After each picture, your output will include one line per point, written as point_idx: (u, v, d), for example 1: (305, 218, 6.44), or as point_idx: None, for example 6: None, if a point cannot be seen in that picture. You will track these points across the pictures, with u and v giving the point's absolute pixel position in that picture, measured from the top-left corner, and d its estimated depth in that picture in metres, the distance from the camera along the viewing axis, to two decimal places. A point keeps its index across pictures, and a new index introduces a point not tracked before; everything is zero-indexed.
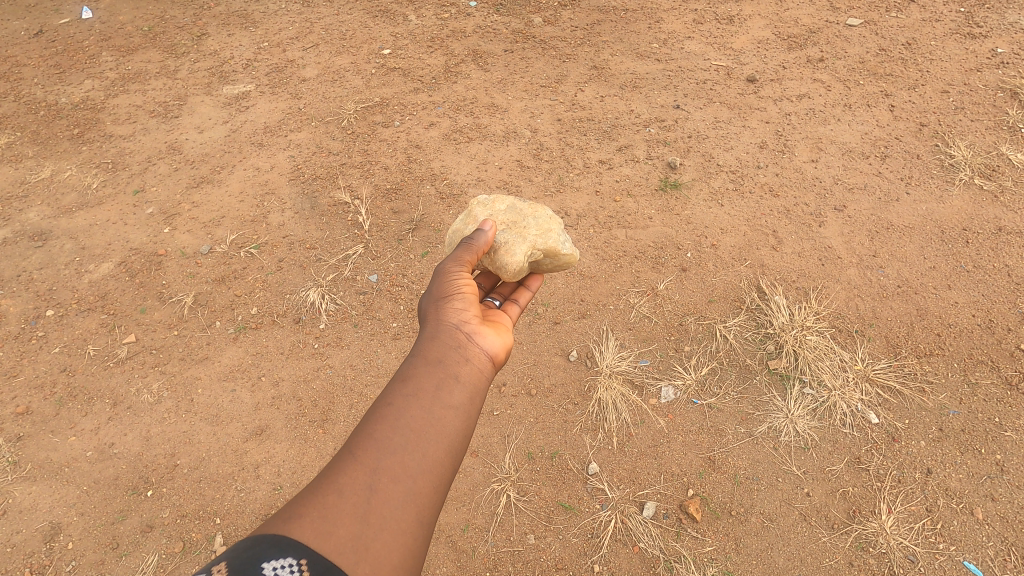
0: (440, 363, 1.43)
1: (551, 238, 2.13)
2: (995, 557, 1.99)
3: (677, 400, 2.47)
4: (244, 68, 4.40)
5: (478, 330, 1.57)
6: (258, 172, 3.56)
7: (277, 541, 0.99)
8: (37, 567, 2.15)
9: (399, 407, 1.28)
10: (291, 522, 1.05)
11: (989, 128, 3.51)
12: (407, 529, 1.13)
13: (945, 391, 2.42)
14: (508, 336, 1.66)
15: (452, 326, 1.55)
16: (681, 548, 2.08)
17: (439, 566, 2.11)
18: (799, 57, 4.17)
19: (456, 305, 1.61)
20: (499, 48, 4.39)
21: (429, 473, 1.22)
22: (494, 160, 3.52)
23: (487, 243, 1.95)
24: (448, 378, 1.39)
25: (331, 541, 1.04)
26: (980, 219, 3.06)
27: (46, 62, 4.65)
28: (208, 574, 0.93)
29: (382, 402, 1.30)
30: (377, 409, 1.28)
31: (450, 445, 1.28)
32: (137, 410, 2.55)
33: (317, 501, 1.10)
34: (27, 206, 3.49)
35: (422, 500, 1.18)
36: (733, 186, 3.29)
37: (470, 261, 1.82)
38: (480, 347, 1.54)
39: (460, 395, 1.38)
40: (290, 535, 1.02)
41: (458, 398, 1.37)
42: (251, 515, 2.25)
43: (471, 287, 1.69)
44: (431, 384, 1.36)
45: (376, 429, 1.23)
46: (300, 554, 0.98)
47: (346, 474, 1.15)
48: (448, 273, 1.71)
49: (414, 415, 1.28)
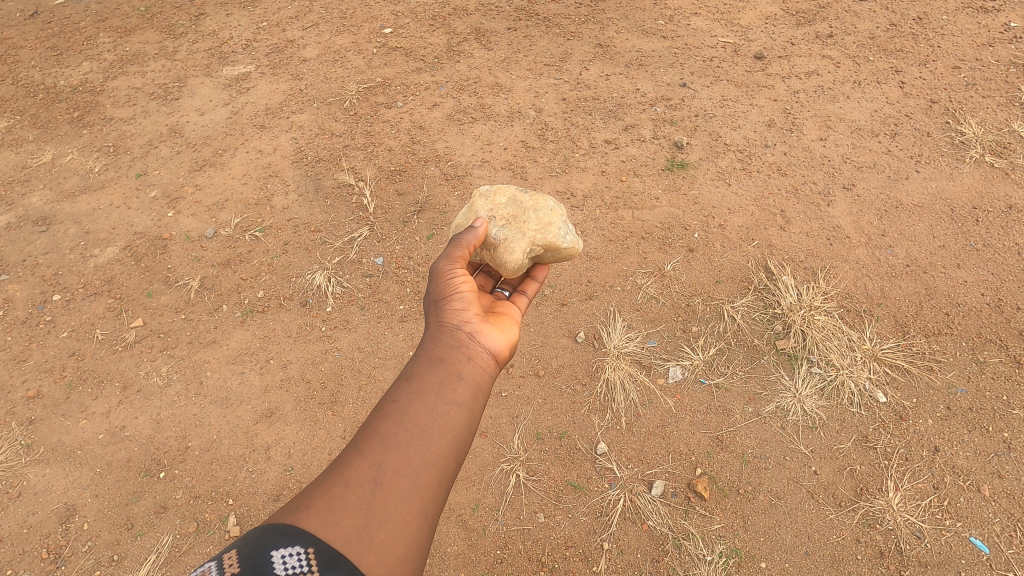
0: (443, 361, 1.43)
1: (551, 233, 2.10)
2: (1001, 533, 2.01)
3: (685, 380, 2.47)
4: (244, 48, 4.34)
5: (480, 328, 1.57)
6: (261, 154, 3.53)
7: (285, 531, 1.00)
8: (54, 547, 2.18)
9: (403, 403, 1.29)
10: (298, 513, 1.06)
11: (1001, 105, 3.46)
12: (412, 520, 1.13)
13: (953, 369, 2.42)
14: (512, 332, 1.65)
15: (454, 326, 1.55)
16: (689, 526, 2.10)
17: (450, 544, 2.13)
18: (807, 32, 4.10)
19: (456, 305, 1.60)
20: (502, 27, 4.32)
21: (434, 467, 1.22)
22: (498, 141, 3.48)
23: (479, 239, 1.91)
24: (451, 375, 1.39)
25: (337, 531, 1.04)
26: (990, 197, 3.03)
27: (43, 44, 4.58)
28: (219, 562, 0.94)
29: (387, 400, 1.31)
30: (381, 406, 1.29)
31: (453, 441, 1.28)
32: (147, 393, 2.57)
33: (325, 493, 1.10)
34: (29, 190, 3.47)
35: (427, 491, 1.18)
36: (741, 166, 3.26)
37: (463, 257, 1.79)
38: (482, 345, 1.53)
39: (464, 392, 1.38)
40: (297, 525, 1.03)
41: (461, 394, 1.37)
42: (263, 496, 2.28)
43: (471, 285, 1.68)
44: (434, 382, 1.36)
45: (381, 425, 1.24)
46: (308, 542, 0.99)
47: (352, 468, 1.15)
48: (444, 272, 1.69)
49: (418, 411, 1.28)
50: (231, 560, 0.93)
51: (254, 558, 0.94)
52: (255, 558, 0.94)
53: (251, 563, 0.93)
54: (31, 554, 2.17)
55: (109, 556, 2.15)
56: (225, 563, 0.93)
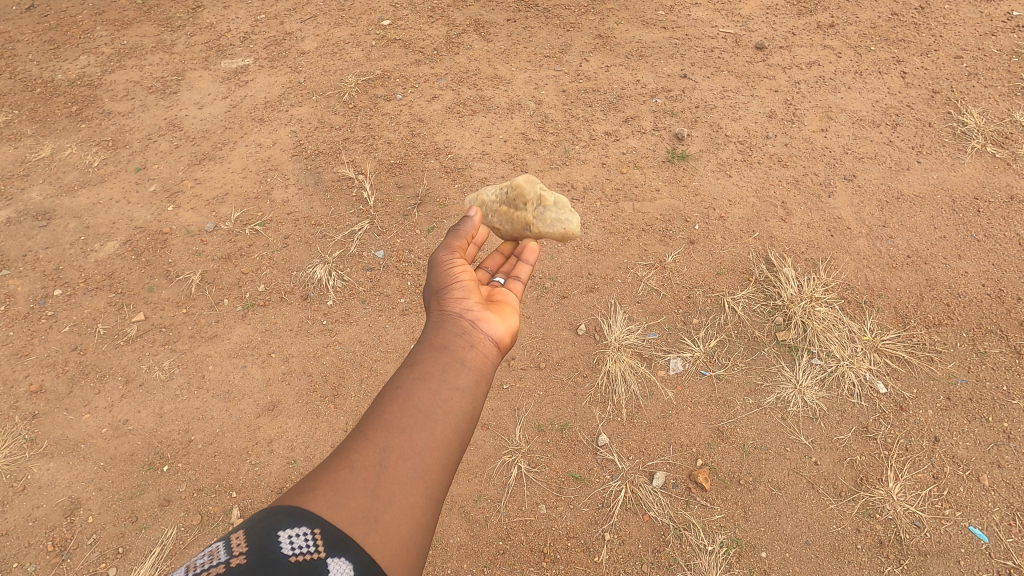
0: (446, 348, 1.43)
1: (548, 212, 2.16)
2: (1000, 522, 2.03)
3: (686, 371, 2.48)
4: (242, 41, 4.32)
5: (482, 316, 1.57)
6: (260, 147, 3.52)
7: (291, 512, 1.00)
8: (59, 540, 2.19)
9: (407, 389, 1.29)
10: (303, 495, 1.06)
11: (1003, 94, 3.44)
12: (417, 503, 1.14)
13: (953, 360, 2.43)
14: (514, 320, 1.65)
15: (456, 314, 1.55)
16: (691, 516, 2.11)
17: (452, 536, 2.14)
18: (809, 23, 4.07)
19: (457, 293, 1.60)
20: (501, 18, 4.30)
21: (438, 451, 1.22)
22: (498, 133, 3.47)
23: (474, 227, 1.90)
24: (454, 362, 1.40)
25: (342, 512, 1.04)
26: (991, 187, 3.02)
27: (40, 38, 4.56)
28: (227, 542, 0.94)
29: (390, 386, 1.31)
30: (385, 393, 1.29)
31: (456, 425, 1.28)
32: (150, 387, 2.58)
33: (330, 476, 1.11)
34: (29, 184, 3.46)
35: (432, 475, 1.19)
36: (741, 157, 3.25)
37: (462, 247, 1.79)
38: (484, 332, 1.53)
39: (466, 377, 1.38)
40: (303, 506, 1.03)
41: (464, 381, 1.37)
42: (266, 488, 2.29)
43: (471, 275, 1.68)
44: (436, 367, 1.36)
45: (385, 410, 1.24)
46: (313, 524, 0.99)
47: (357, 451, 1.16)
48: (444, 264, 1.71)
49: (422, 398, 1.28)
50: (239, 541, 0.94)
51: (261, 539, 0.94)
52: (263, 538, 0.94)
53: (258, 543, 0.93)
54: (36, 547, 2.18)
55: (114, 548, 2.16)
56: (233, 543, 0.93)
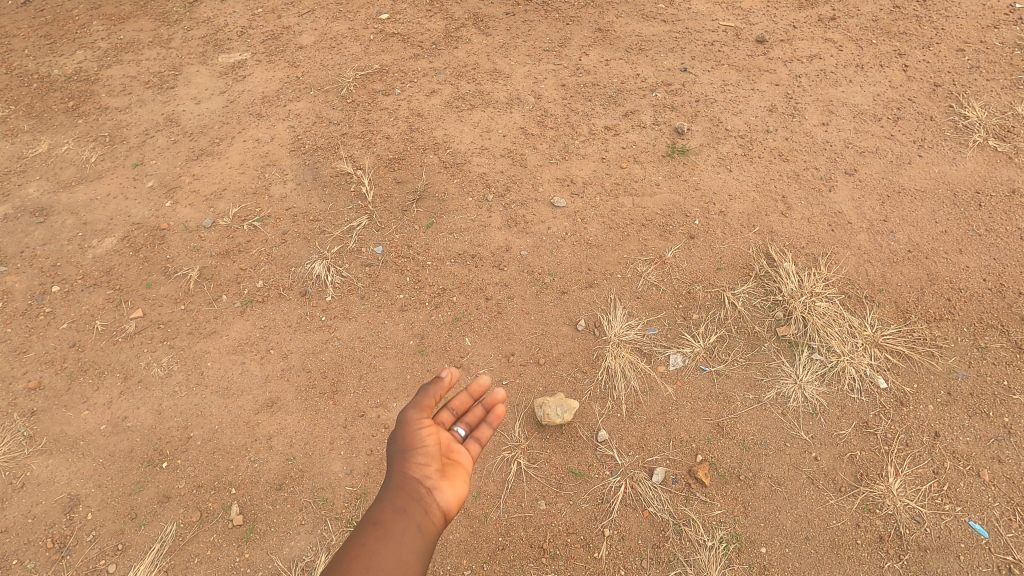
0: (406, 512, 1.43)
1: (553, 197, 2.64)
2: (1001, 517, 2.02)
3: (686, 367, 2.47)
4: (239, 35, 4.29)
5: (442, 485, 1.55)
6: (258, 143, 3.50)
7: None
8: (58, 537, 2.19)
9: (370, 550, 1.31)
10: None
11: (1005, 88, 3.42)
12: None
13: (954, 355, 2.42)
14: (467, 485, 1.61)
15: (416, 478, 1.53)
16: (690, 512, 2.11)
17: (452, 531, 2.14)
18: (810, 15, 4.05)
19: (420, 458, 1.57)
20: (500, 12, 4.27)
21: None
22: (498, 128, 3.45)
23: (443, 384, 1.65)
24: (415, 530, 1.41)
25: None
26: (993, 181, 3.00)
27: (36, 33, 4.53)
28: None
29: (353, 544, 1.32)
30: (347, 549, 1.31)
31: None
32: (148, 383, 2.57)
33: None
34: (26, 180, 3.44)
35: None
36: (742, 151, 3.23)
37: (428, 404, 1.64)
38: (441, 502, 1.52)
39: (424, 546, 1.39)
40: None
41: (422, 550, 1.38)
42: (265, 484, 2.28)
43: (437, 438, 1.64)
44: (398, 530, 1.38)
45: (350, 567, 1.26)
46: None
47: None
48: (408, 423, 1.61)
49: (382, 561, 1.29)
50: None
51: None
52: None
53: None
54: (36, 544, 2.18)
55: (113, 545, 2.16)
56: None
